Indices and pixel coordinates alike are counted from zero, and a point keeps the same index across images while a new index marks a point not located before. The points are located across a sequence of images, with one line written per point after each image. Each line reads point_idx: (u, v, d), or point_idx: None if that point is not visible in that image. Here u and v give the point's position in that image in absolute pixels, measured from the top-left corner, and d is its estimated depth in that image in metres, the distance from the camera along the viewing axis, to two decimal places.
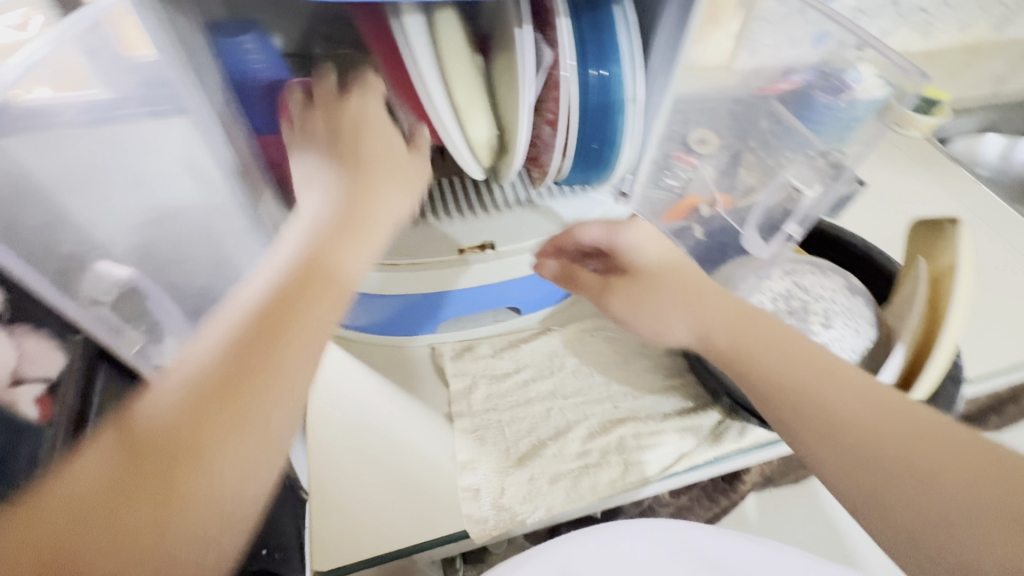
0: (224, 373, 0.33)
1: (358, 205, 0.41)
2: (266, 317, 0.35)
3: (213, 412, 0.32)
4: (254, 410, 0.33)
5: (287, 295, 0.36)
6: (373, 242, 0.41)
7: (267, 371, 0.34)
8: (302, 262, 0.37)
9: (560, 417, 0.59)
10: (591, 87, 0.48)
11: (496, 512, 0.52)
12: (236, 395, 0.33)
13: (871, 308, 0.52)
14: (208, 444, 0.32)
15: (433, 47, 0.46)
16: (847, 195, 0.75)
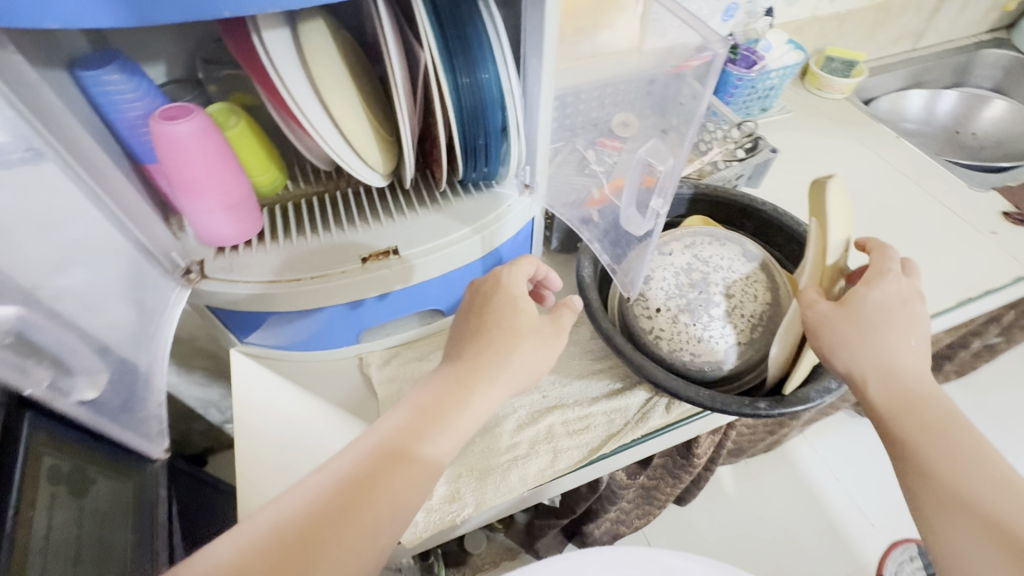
0: (331, 514, 0.39)
1: (470, 380, 0.47)
2: (372, 477, 0.41)
3: (336, 524, 0.39)
4: (368, 523, 0.39)
5: (385, 466, 0.42)
6: (473, 414, 0.46)
7: (358, 533, 0.39)
8: (401, 442, 0.43)
9: (489, 412, 0.60)
10: (466, 83, 0.48)
11: (426, 514, 0.53)
12: (348, 518, 0.39)
13: (770, 275, 0.54)
14: (332, 536, 0.38)
15: (299, 59, 0.46)
16: (761, 161, 0.76)
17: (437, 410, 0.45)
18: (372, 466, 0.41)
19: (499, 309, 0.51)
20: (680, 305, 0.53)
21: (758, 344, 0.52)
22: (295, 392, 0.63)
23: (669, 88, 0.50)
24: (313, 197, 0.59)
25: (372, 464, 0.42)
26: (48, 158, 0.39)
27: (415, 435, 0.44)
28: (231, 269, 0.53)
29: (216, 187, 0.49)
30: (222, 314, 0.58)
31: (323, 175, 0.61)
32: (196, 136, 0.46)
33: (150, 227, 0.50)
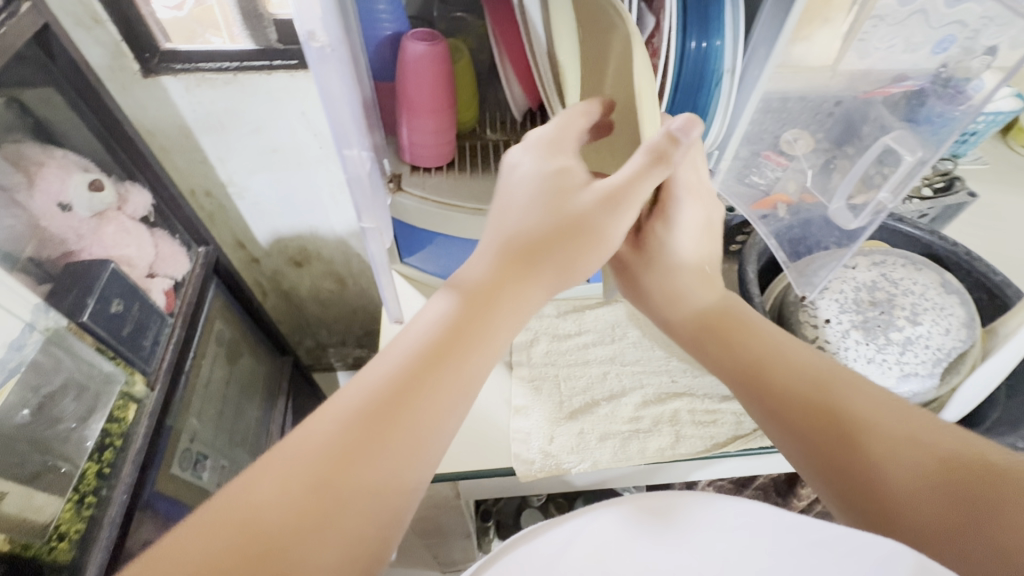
0: (378, 409, 0.32)
1: (535, 248, 0.40)
2: (418, 380, 0.34)
3: (379, 433, 0.32)
4: (423, 417, 0.33)
5: (433, 363, 0.35)
6: (537, 286, 0.40)
7: (403, 426, 0.32)
8: (456, 337, 0.36)
9: (616, 381, 0.60)
10: (689, 58, 0.50)
11: (543, 457, 0.54)
12: (404, 408, 0.33)
13: (966, 309, 0.49)
14: (389, 436, 0.32)
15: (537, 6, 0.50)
16: (956, 204, 0.69)
17: (494, 288, 0.38)
18: (414, 368, 0.34)
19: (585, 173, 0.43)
20: (853, 320, 0.50)
21: (937, 379, 0.48)
22: None
23: (852, 112, 0.62)
24: (500, 142, 0.63)
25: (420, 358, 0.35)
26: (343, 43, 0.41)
27: (466, 331, 0.37)
28: (423, 187, 0.58)
29: (434, 110, 0.54)
30: (398, 229, 0.63)
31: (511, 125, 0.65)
32: (437, 61, 0.51)
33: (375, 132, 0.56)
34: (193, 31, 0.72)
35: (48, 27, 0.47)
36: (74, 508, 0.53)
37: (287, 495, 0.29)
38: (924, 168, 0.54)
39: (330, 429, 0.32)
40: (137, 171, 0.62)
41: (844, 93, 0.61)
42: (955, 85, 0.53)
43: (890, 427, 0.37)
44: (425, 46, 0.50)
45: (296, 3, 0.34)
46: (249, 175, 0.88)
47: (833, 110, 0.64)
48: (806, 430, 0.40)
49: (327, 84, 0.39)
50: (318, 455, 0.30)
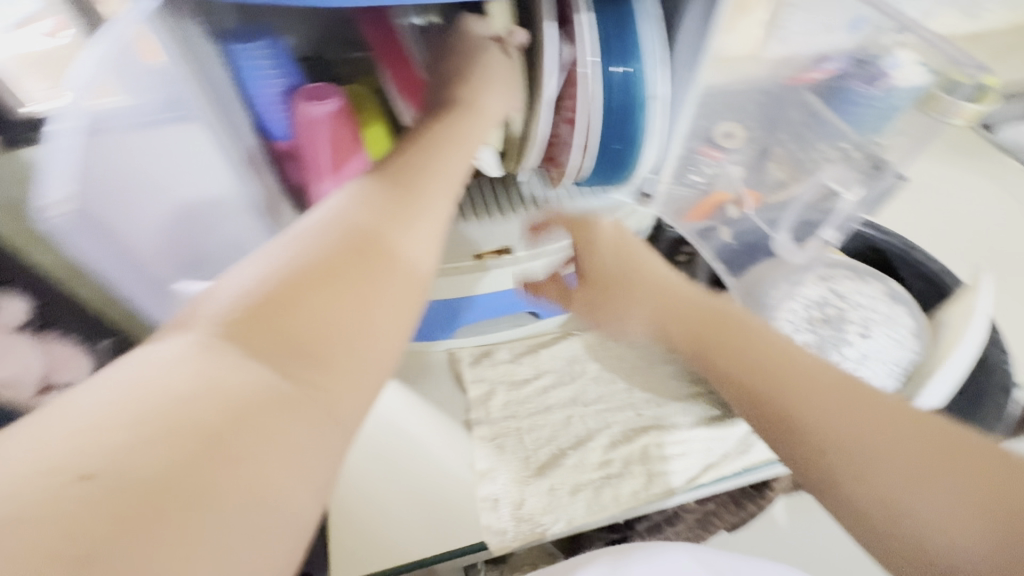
0: (296, 285, 0.30)
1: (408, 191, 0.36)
2: (264, 342, 0.29)
3: (292, 314, 0.30)
4: (367, 295, 0.32)
5: (362, 237, 0.33)
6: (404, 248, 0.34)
7: (315, 334, 0.30)
8: (311, 276, 0.31)
9: (581, 425, 0.58)
10: (614, 86, 0.46)
11: (516, 524, 0.51)
12: (313, 297, 0.30)
13: (913, 317, 0.49)
14: (325, 330, 0.30)
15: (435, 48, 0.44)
16: (888, 189, 0.70)
17: (364, 232, 0.34)
18: (327, 251, 0.32)
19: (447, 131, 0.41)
20: (809, 340, 0.49)
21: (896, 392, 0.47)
22: None
23: (782, 98, 0.70)
24: None
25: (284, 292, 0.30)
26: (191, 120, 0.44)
27: (327, 272, 0.31)
28: None
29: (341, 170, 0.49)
30: None
31: None
32: (333, 118, 0.46)
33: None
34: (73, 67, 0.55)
35: None
36: None
37: (181, 375, 0.26)
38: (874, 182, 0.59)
39: (166, 360, 0.27)
40: None
41: (769, 82, 0.72)
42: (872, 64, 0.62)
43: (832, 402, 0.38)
44: (328, 104, 0.45)
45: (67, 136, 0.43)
46: None
47: (763, 97, 0.71)
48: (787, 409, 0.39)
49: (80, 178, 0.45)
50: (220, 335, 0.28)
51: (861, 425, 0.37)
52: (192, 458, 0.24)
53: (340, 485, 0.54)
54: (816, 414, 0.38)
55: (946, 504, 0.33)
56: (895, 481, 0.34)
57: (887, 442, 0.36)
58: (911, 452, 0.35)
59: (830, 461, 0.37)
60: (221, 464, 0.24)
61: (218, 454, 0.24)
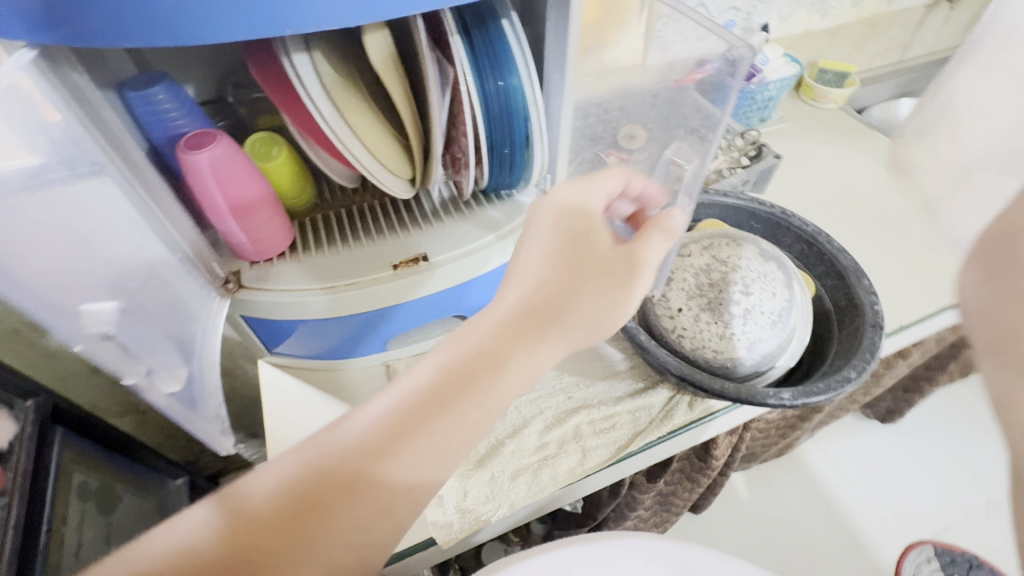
0: (288, 518, 0.34)
1: (491, 380, 0.38)
2: (301, 514, 0.34)
3: (283, 538, 0.33)
4: (324, 540, 0.34)
5: (349, 485, 0.35)
6: (462, 448, 0.37)
7: (275, 565, 0.33)
8: (323, 489, 0.35)
9: (517, 415, 0.61)
10: (493, 99, 0.51)
11: (461, 515, 0.54)
12: (290, 541, 0.33)
13: (785, 270, 0.56)
14: (281, 560, 0.33)
15: (322, 81, 0.48)
16: (767, 168, 0.78)
17: (428, 427, 0.37)
18: (323, 482, 0.35)
19: (541, 314, 0.41)
20: (700, 304, 0.55)
21: (780, 337, 0.53)
22: (322, 400, 0.63)
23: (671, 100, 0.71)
24: (341, 211, 0.61)
25: (364, 456, 0.36)
26: (108, 172, 0.43)
27: (372, 461, 0.35)
28: (267, 279, 0.55)
29: (247, 205, 0.51)
30: (254, 325, 0.59)
31: (349, 190, 0.63)
32: (229, 158, 0.48)
33: (195, 236, 0.53)
34: None
35: None
36: None
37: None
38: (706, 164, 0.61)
39: (186, 536, 0.34)
40: None
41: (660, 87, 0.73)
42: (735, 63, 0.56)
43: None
44: (226, 141, 0.47)
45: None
46: None
47: (656, 100, 0.73)
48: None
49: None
50: (229, 539, 0.33)
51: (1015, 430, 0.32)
52: None
53: None
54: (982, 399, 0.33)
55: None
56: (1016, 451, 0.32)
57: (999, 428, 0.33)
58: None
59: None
60: None
61: None
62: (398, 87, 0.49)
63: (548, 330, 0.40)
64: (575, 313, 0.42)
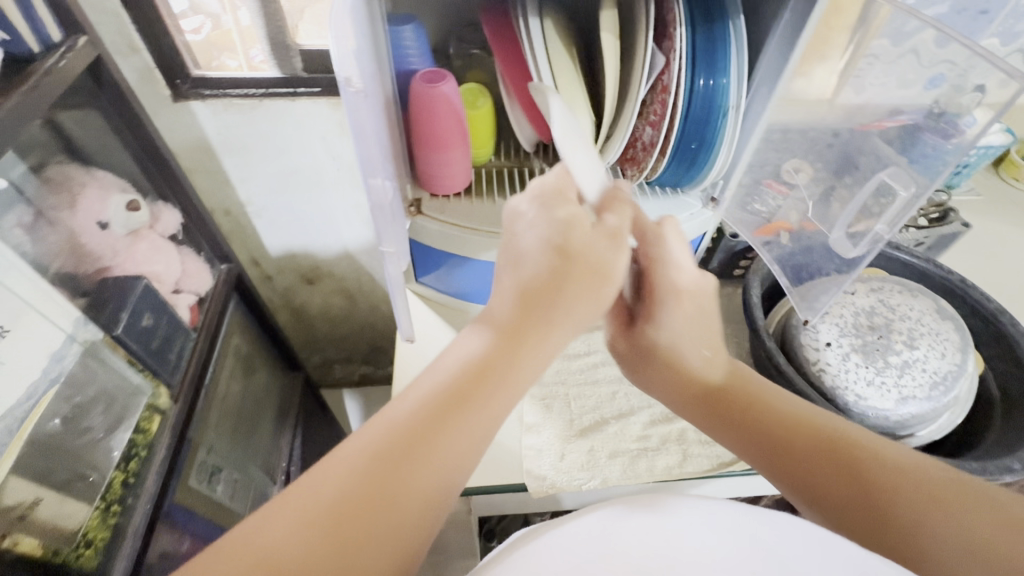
0: (416, 428, 0.33)
1: (513, 348, 0.37)
2: (428, 424, 0.33)
3: (418, 447, 0.32)
4: (469, 429, 0.34)
5: (481, 373, 0.36)
6: (481, 426, 0.35)
7: (404, 483, 0.31)
8: (454, 397, 0.35)
9: (625, 400, 0.62)
10: (697, 95, 0.53)
11: (555, 472, 0.56)
12: (427, 438, 0.33)
13: (961, 334, 0.52)
14: (424, 453, 0.33)
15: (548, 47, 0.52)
16: (951, 234, 0.72)
17: (442, 414, 0.34)
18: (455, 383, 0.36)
19: (568, 277, 0.39)
20: (853, 343, 0.52)
21: (936, 403, 0.50)
22: (449, 334, 0.69)
23: (850, 144, 0.66)
24: (515, 170, 0.66)
25: (371, 464, 0.31)
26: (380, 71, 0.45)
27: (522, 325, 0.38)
28: (442, 211, 0.61)
29: (450, 143, 0.57)
30: (416, 250, 0.66)
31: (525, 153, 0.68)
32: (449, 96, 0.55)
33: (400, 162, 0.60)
34: (210, 55, 0.75)
35: (100, 59, 0.51)
36: (100, 515, 0.51)
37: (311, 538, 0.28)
38: (915, 204, 0.57)
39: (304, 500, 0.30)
40: (171, 191, 0.64)
41: (842, 126, 0.66)
42: (948, 119, 0.55)
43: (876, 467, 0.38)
44: (454, 80, 0.53)
45: (334, 53, 0.36)
46: (267, 196, 0.90)
47: (833, 140, 0.68)
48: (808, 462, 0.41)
49: (356, 125, 0.40)
50: (357, 465, 0.31)
51: (875, 474, 0.38)
52: None
53: None
54: (873, 488, 0.38)
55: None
56: (947, 519, 0.34)
57: (931, 498, 0.35)
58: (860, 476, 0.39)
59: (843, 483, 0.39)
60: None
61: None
62: (613, 67, 0.53)
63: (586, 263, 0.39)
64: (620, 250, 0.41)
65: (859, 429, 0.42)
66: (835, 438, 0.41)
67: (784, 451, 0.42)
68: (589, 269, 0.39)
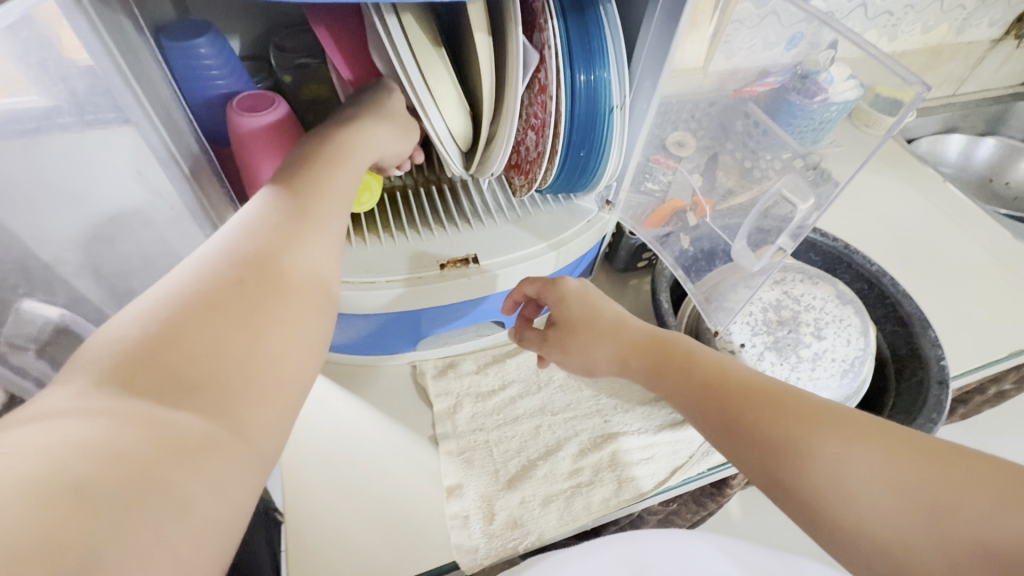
0: (217, 295, 0.30)
1: (297, 219, 0.36)
2: (231, 295, 0.31)
3: (234, 304, 0.30)
4: (287, 298, 0.32)
5: (254, 270, 0.32)
6: (292, 305, 0.33)
7: (261, 342, 0.30)
8: (268, 250, 0.33)
9: (550, 434, 0.57)
10: (580, 94, 0.46)
11: (487, 540, 0.50)
12: (243, 298, 0.31)
13: (860, 317, 0.57)
14: (251, 303, 0.31)
15: (410, 50, 0.41)
16: None
17: (232, 305, 0.30)
18: (245, 258, 0.33)
19: (318, 179, 0.39)
20: (767, 341, 0.55)
21: (846, 390, 0.54)
22: (343, 397, 0.59)
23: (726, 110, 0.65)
24: (399, 193, 0.57)
25: (171, 354, 0.28)
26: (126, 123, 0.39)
27: (282, 247, 0.34)
28: None
29: None
30: None
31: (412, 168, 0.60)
32: (279, 129, 0.43)
33: (218, 200, 0.48)
34: None
35: None
36: None
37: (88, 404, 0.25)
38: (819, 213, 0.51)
39: (68, 404, 0.25)
40: None
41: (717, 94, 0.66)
42: (811, 79, 0.61)
43: (853, 480, 0.32)
44: (282, 105, 0.43)
45: None
46: None
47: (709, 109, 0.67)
48: (835, 487, 0.32)
49: None
50: (171, 317, 0.29)
51: (842, 428, 0.34)
52: (125, 477, 0.23)
53: (301, 515, 0.51)
54: (848, 474, 0.32)
55: (975, 528, 0.30)
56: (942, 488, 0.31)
57: (901, 460, 0.32)
58: (901, 474, 0.32)
59: (835, 497, 0.32)
60: (115, 515, 0.22)
61: (154, 476, 0.24)
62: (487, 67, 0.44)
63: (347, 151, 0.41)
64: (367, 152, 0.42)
65: (788, 393, 0.37)
66: (755, 394, 0.37)
67: (794, 478, 0.34)
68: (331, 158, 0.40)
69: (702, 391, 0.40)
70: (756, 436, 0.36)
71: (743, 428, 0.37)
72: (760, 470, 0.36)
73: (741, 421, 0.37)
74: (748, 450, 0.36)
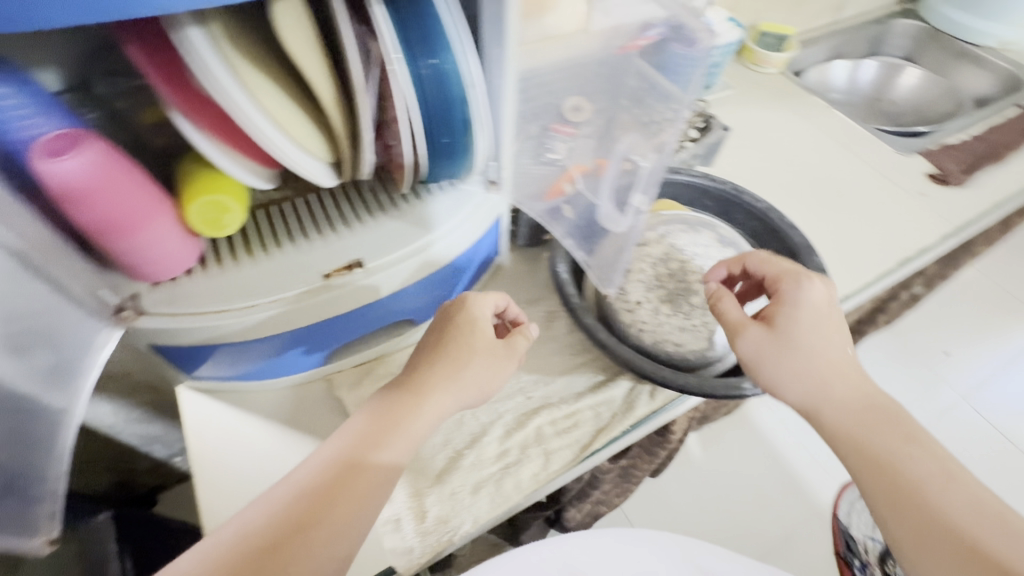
0: (304, 508, 0.41)
1: (371, 448, 0.45)
2: (322, 495, 0.42)
3: (312, 515, 0.41)
4: (351, 500, 0.42)
5: (336, 478, 0.43)
6: (359, 495, 0.43)
7: (327, 518, 0.41)
8: (350, 458, 0.44)
9: (474, 421, 0.58)
10: (427, 80, 0.45)
11: (421, 538, 0.50)
12: (325, 508, 0.41)
13: (739, 256, 0.63)
14: (326, 512, 0.41)
15: (224, 61, 0.39)
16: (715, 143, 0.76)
17: (319, 497, 0.42)
18: (322, 478, 0.43)
19: (395, 404, 0.47)
20: (659, 295, 0.61)
21: None
22: (258, 425, 0.57)
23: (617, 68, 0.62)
24: (274, 208, 0.54)
25: (276, 525, 0.40)
26: None
27: (361, 453, 0.44)
28: (173, 301, 0.48)
29: (138, 222, 0.43)
30: (167, 352, 0.52)
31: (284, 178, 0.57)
32: (102, 168, 0.39)
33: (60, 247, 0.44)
34: None
35: None
36: None
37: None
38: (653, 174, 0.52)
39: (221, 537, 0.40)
40: None
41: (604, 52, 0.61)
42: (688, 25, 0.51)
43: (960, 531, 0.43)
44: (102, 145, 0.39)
45: None
46: None
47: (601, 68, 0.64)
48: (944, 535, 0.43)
49: None
50: (266, 519, 0.40)
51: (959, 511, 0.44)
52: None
53: None
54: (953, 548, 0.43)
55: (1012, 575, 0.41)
56: (932, 513, 0.44)
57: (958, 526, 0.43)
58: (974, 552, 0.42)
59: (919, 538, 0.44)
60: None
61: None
62: (318, 67, 0.41)
63: (467, 358, 0.50)
64: (469, 370, 0.50)
65: (914, 465, 0.47)
66: (912, 430, 0.48)
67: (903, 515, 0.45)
68: (443, 352, 0.50)
69: (854, 416, 0.49)
70: (873, 468, 0.47)
71: (883, 487, 0.46)
72: (875, 493, 0.47)
73: (885, 467, 0.47)
74: (870, 464, 0.47)
